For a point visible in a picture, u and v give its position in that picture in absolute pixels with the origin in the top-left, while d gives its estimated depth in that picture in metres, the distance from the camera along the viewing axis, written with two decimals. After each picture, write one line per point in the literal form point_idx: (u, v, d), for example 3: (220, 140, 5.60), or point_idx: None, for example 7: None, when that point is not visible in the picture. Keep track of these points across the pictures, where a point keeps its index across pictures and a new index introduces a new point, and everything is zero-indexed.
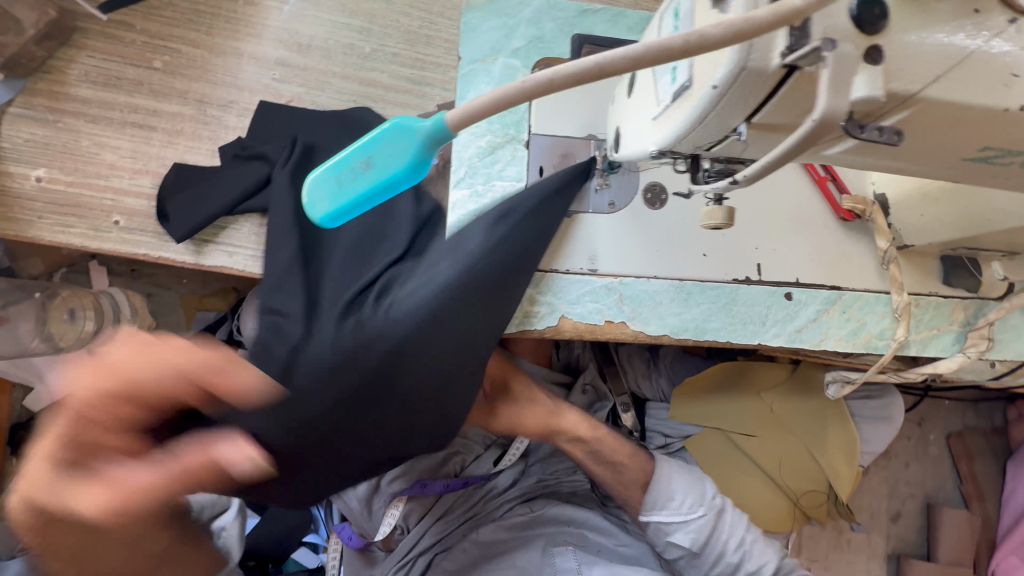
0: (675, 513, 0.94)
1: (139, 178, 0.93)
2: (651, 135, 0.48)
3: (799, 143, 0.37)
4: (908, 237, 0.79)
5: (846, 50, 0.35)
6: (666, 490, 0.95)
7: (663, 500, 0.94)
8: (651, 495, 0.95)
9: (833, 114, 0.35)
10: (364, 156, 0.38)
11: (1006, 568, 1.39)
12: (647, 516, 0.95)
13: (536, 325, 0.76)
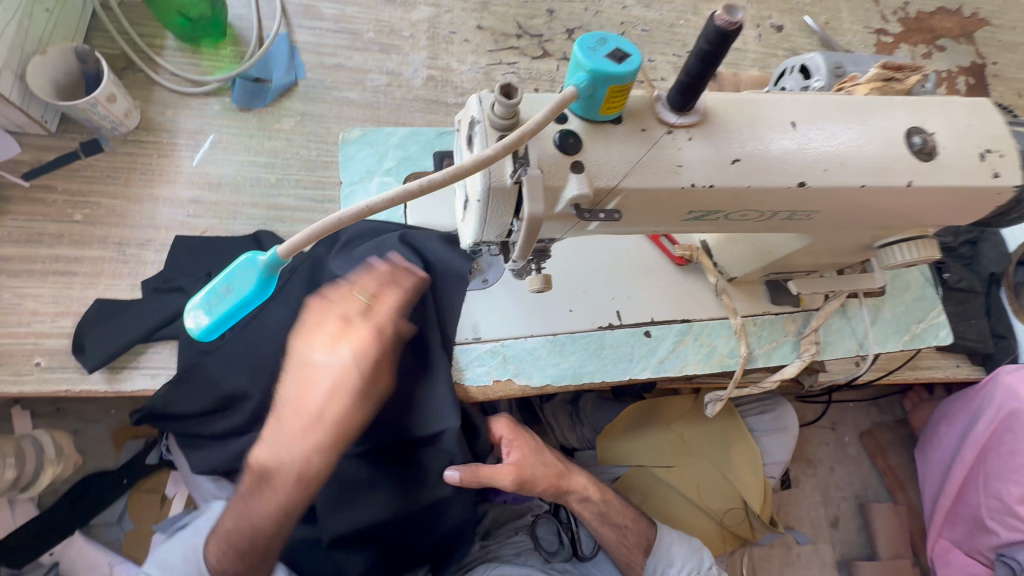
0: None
1: (61, 320, 1.00)
2: (465, 232, 0.63)
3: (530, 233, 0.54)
4: (732, 271, 0.98)
5: (549, 169, 0.52)
6: (667, 555, 1.01)
7: (665, 564, 1.01)
8: (651, 558, 1.00)
9: (533, 217, 0.52)
10: (225, 284, 0.51)
11: (940, 552, 1.50)
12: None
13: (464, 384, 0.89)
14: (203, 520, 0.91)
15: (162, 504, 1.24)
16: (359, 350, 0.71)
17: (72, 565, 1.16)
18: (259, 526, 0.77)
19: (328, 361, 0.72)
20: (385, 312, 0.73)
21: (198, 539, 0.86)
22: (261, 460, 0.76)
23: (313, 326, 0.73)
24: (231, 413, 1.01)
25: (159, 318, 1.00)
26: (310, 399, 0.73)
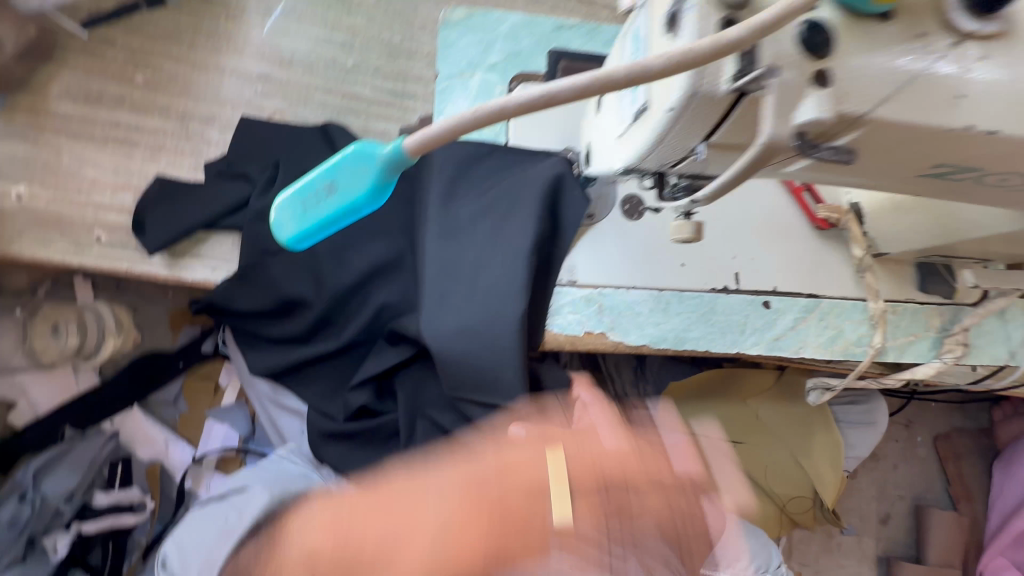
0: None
1: (122, 194, 0.93)
2: (617, 152, 0.48)
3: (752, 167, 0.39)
4: (884, 245, 0.81)
5: (791, 75, 0.36)
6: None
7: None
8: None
9: (776, 141, 0.37)
10: (327, 180, 0.39)
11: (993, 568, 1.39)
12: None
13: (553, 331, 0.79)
14: (235, 512, 0.90)
15: (216, 392, 1.25)
16: (469, 484, 0.50)
17: (131, 436, 1.20)
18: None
19: (428, 491, 0.51)
20: (519, 469, 0.52)
21: (220, 549, 0.85)
22: (285, 557, 0.53)
23: (443, 474, 0.53)
24: (292, 318, 0.96)
25: (221, 206, 0.92)
26: (376, 513, 0.50)
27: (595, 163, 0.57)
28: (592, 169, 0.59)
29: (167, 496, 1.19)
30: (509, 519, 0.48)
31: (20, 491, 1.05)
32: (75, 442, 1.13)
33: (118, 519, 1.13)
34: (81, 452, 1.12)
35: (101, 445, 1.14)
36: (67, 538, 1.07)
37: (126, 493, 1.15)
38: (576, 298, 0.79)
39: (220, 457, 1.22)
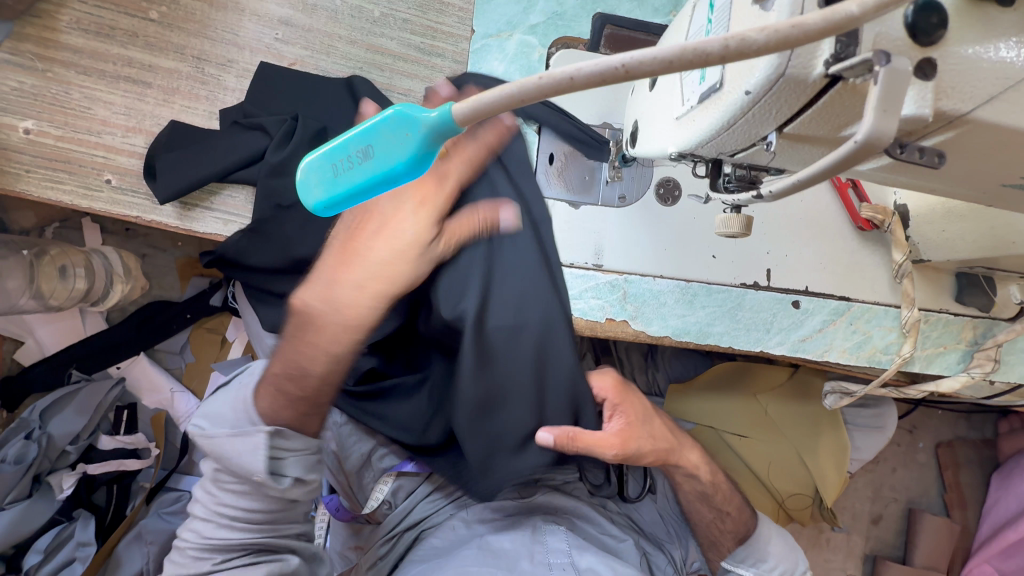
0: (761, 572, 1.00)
1: (132, 136, 0.89)
2: (672, 135, 0.45)
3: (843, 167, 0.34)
4: (926, 252, 0.77)
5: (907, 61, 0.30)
6: (762, 551, 1.01)
7: (754, 558, 1.00)
8: (743, 549, 1.00)
9: (881, 134, 0.30)
10: (363, 144, 0.37)
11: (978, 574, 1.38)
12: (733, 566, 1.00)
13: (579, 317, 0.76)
14: (245, 374, 0.71)
15: (223, 345, 1.24)
16: (422, 203, 0.64)
17: (137, 383, 1.20)
18: (308, 364, 0.65)
19: (388, 209, 0.64)
20: (456, 234, 0.67)
21: (247, 390, 0.67)
22: (309, 301, 0.66)
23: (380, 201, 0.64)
24: (302, 278, 0.93)
25: (234, 158, 0.88)
26: (365, 250, 0.65)
27: (640, 144, 0.53)
28: (637, 149, 0.55)
29: (172, 444, 1.21)
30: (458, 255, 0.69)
31: (26, 429, 1.06)
32: (82, 384, 1.13)
33: (123, 464, 1.12)
34: (87, 395, 1.12)
35: (107, 390, 1.14)
36: (73, 478, 1.08)
37: (131, 438, 1.14)
38: (604, 284, 0.76)
39: None
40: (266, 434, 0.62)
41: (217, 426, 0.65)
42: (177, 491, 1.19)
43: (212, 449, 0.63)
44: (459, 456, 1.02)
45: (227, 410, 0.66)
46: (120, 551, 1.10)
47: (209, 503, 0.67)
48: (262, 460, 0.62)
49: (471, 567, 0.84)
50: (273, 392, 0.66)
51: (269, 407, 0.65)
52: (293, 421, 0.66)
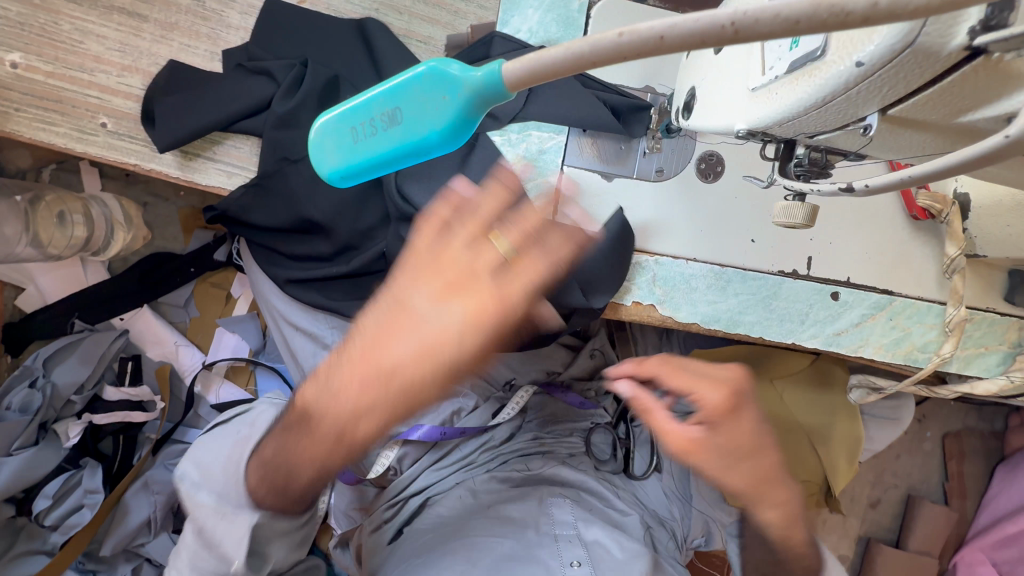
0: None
1: (128, 75, 0.82)
2: (742, 109, 0.38)
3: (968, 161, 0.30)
4: (983, 247, 0.70)
5: None
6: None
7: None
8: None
9: None
10: (388, 105, 0.34)
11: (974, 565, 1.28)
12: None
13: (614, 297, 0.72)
14: (246, 423, 0.71)
15: (227, 301, 1.22)
16: (473, 322, 0.54)
17: (141, 335, 1.18)
18: (298, 471, 0.62)
19: (431, 319, 0.54)
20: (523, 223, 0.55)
21: (241, 455, 0.67)
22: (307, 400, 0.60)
23: (428, 266, 0.55)
24: (312, 239, 0.88)
25: (237, 105, 0.81)
26: (391, 345, 0.55)
27: (694, 115, 0.47)
28: (689, 122, 0.48)
29: (177, 397, 1.19)
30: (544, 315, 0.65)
31: (30, 377, 1.05)
32: (86, 334, 1.10)
33: (129, 416, 1.12)
34: (91, 346, 1.10)
35: (111, 341, 1.11)
36: (79, 426, 1.07)
37: (136, 390, 1.12)
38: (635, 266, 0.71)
39: (230, 365, 1.21)
40: (251, 519, 0.63)
41: (204, 491, 0.66)
42: (183, 444, 1.18)
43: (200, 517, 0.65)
44: (465, 427, 0.98)
45: (215, 471, 0.67)
46: (128, 498, 1.12)
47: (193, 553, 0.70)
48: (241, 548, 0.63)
49: (478, 536, 0.81)
50: (261, 473, 0.64)
51: (255, 487, 0.64)
52: (276, 505, 0.65)
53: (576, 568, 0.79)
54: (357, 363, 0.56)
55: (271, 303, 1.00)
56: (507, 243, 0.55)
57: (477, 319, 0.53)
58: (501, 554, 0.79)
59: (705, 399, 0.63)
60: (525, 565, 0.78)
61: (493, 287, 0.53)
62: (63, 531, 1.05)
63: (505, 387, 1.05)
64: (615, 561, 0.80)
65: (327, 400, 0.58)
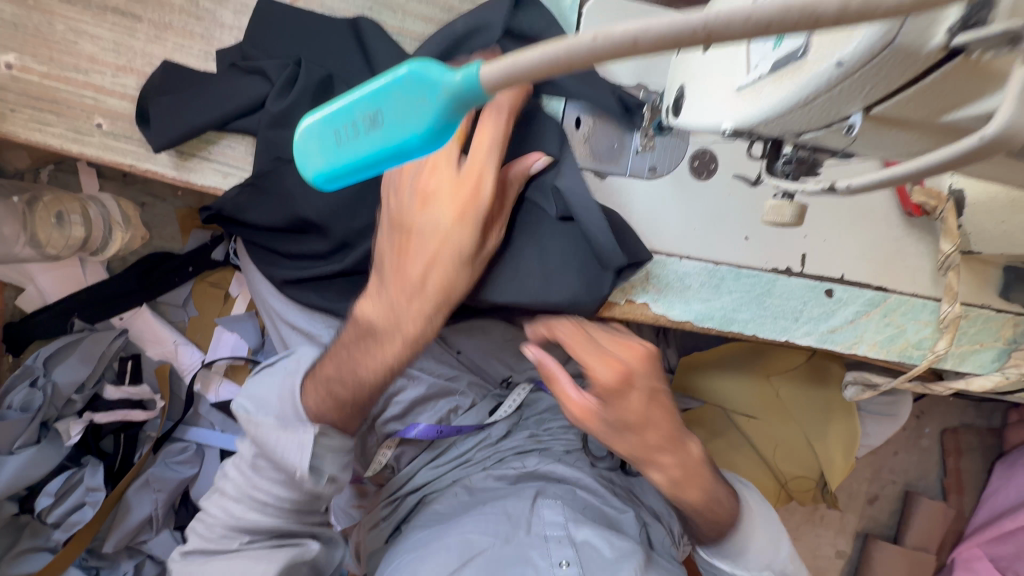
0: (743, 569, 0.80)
1: (122, 76, 0.82)
2: (728, 108, 0.38)
3: (945, 164, 0.31)
4: (978, 244, 0.70)
5: None
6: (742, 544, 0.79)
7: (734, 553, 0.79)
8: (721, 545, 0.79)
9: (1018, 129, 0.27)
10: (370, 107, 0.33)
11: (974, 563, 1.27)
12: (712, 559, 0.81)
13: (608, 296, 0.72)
14: (291, 359, 0.77)
15: (226, 300, 1.23)
16: (457, 218, 0.62)
17: (140, 334, 1.18)
18: (361, 375, 0.69)
19: (424, 224, 0.63)
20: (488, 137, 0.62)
21: (293, 383, 0.73)
22: (370, 318, 0.68)
23: (419, 198, 0.63)
24: (308, 239, 0.88)
25: (231, 104, 0.81)
26: (411, 264, 0.64)
27: (683, 114, 0.47)
28: (678, 121, 0.48)
29: (177, 396, 1.20)
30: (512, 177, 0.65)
31: (31, 377, 1.05)
32: (85, 334, 1.11)
33: (129, 414, 1.13)
34: (90, 345, 1.10)
35: (110, 340, 1.12)
36: (81, 424, 1.08)
37: (136, 389, 1.13)
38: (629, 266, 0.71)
39: (229, 364, 1.22)
40: (314, 431, 0.69)
41: (263, 415, 0.71)
42: (183, 442, 1.21)
43: (261, 437, 0.70)
44: (462, 424, 0.98)
45: (273, 399, 0.73)
46: (130, 496, 1.13)
47: (244, 484, 0.74)
48: (305, 458, 0.69)
49: (472, 533, 0.82)
50: (322, 392, 0.71)
51: (314, 404, 0.71)
52: (335, 419, 0.71)
53: (564, 567, 0.78)
54: (404, 275, 0.65)
55: (269, 302, 1.00)
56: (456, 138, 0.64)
57: (464, 208, 0.62)
58: (494, 552, 0.79)
59: (597, 374, 0.64)
60: (513, 567, 0.77)
61: (463, 174, 0.62)
62: (65, 529, 1.06)
63: (503, 383, 1.04)
64: (604, 560, 0.80)
65: (390, 314, 0.66)
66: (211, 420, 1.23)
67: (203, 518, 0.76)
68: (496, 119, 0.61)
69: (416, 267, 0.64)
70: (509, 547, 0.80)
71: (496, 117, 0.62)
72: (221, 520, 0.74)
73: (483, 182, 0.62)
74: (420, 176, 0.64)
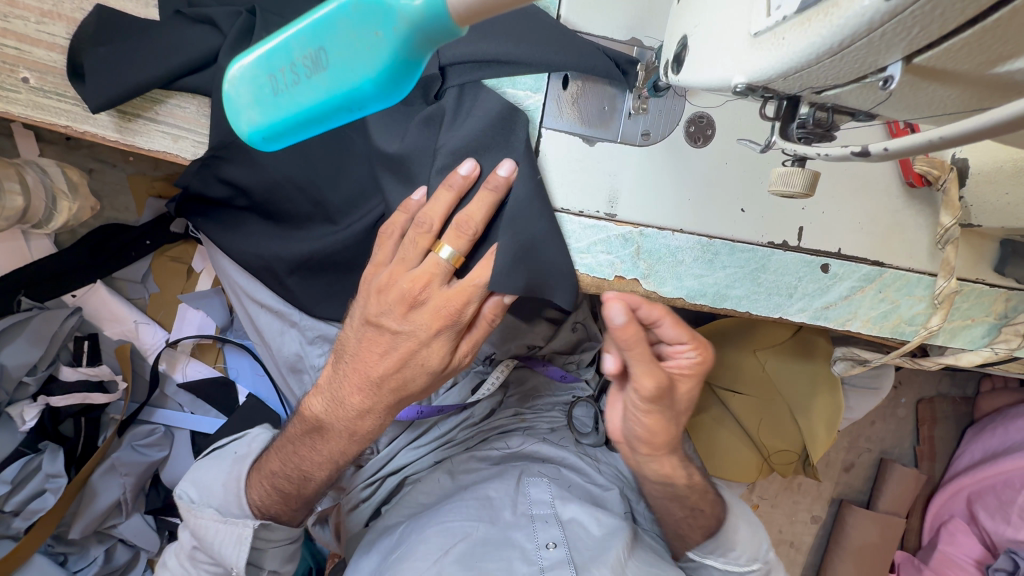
0: (731, 564, 0.84)
1: (49, 22, 0.72)
2: (742, 59, 0.34)
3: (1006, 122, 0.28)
4: (978, 216, 0.67)
5: None
6: (730, 539, 0.84)
7: (724, 548, 0.84)
8: (712, 542, 0.84)
9: None
10: (314, 47, 0.35)
11: (950, 529, 1.29)
12: (698, 557, 0.85)
13: (598, 273, 0.67)
14: (242, 444, 0.83)
15: (189, 276, 1.15)
16: (436, 331, 0.64)
17: (97, 312, 1.11)
18: (313, 473, 0.75)
19: (401, 334, 0.64)
20: (477, 219, 0.61)
21: (239, 471, 0.79)
22: (318, 413, 0.72)
23: (383, 291, 0.64)
24: (272, 209, 0.82)
25: (174, 56, 0.72)
26: (376, 363, 0.66)
27: (686, 69, 0.41)
28: (679, 77, 0.42)
29: (141, 377, 1.15)
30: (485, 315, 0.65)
31: None
32: (34, 312, 1.02)
33: (88, 397, 1.05)
34: (41, 326, 1.01)
35: (63, 319, 1.04)
36: (35, 409, 1.01)
37: (95, 370, 1.06)
38: (623, 239, 0.67)
39: (196, 343, 1.16)
40: (253, 526, 0.73)
41: (206, 504, 0.76)
42: (150, 424, 1.15)
43: (200, 529, 0.74)
44: (443, 405, 0.95)
45: (218, 487, 0.78)
46: (96, 481, 1.07)
47: (183, 574, 0.78)
48: (244, 551, 0.73)
49: (453, 521, 0.79)
50: (269, 485, 0.76)
51: (258, 498, 0.76)
52: (279, 512, 0.77)
53: (551, 549, 0.77)
54: (361, 369, 0.67)
55: (232, 278, 0.93)
56: (455, 252, 0.62)
57: (440, 321, 0.63)
58: (475, 539, 0.77)
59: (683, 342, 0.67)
60: (501, 550, 0.76)
61: (451, 290, 0.62)
62: (25, 517, 1.00)
63: (486, 360, 0.98)
64: (593, 538, 0.80)
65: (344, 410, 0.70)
66: (178, 402, 1.17)
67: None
68: (496, 265, 0.61)
69: (377, 367, 0.66)
70: (493, 530, 0.79)
71: (495, 260, 0.60)
72: None
73: (470, 303, 0.62)
74: (387, 271, 0.64)
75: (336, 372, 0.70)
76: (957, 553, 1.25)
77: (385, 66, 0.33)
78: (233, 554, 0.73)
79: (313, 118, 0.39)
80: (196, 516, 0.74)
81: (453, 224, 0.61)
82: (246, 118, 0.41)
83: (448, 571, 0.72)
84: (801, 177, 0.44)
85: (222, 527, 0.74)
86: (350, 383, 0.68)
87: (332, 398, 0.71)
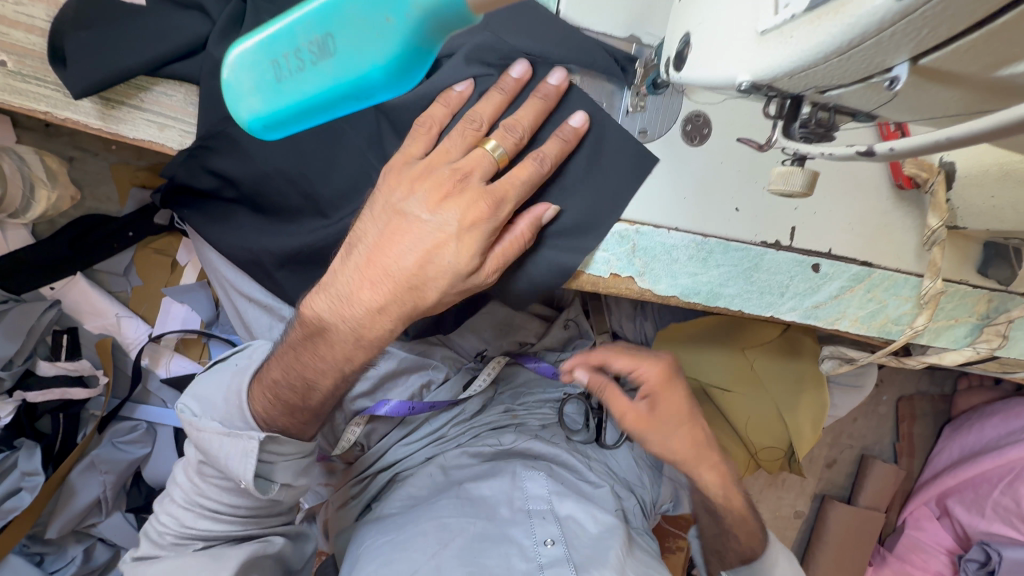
0: None
1: (27, 3, 0.69)
2: (747, 57, 0.33)
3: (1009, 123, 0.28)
4: (965, 219, 0.68)
5: None
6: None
7: None
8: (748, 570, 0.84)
9: None
10: (319, 33, 0.35)
11: (917, 517, 1.36)
12: None
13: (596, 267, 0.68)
14: (244, 356, 0.76)
15: (174, 269, 1.12)
16: (467, 225, 0.61)
17: (75, 306, 1.07)
18: (314, 373, 0.68)
19: (428, 225, 0.62)
20: (526, 124, 0.61)
21: (239, 382, 0.72)
22: (321, 311, 0.66)
23: (417, 180, 0.62)
24: (261, 203, 0.80)
25: (160, 42, 0.69)
26: (393, 257, 0.63)
27: (687, 66, 0.41)
28: (680, 74, 0.42)
29: (122, 372, 1.12)
30: (519, 231, 0.63)
31: None
32: (11, 305, 0.99)
33: (67, 392, 1.03)
34: (17, 320, 0.98)
35: (41, 312, 1.01)
36: (11, 404, 0.99)
37: (75, 364, 1.04)
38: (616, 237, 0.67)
39: (181, 338, 1.13)
40: (259, 438, 0.67)
41: (207, 417, 0.70)
42: (132, 420, 1.12)
43: (204, 442, 0.69)
44: (435, 401, 0.94)
45: (218, 398, 0.72)
46: (74, 479, 1.04)
47: (194, 490, 0.74)
48: (250, 465, 0.67)
49: (447, 518, 0.78)
50: (272, 395, 0.69)
51: (261, 409, 0.70)
52: (286, 426, 0.70)
53: (549, 546, 0.77)
54: (379, 263, 0.63)
55: (220, 273, 0.91)
56: (499, 149, 0.61)
57: (473, 223, 0.61)
58: (473, 534, 0.76)
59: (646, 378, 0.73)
60: (498, 546, 0.76)
61: (486, 187, 0.60)
62: None
63: (477, 356, 1.00)
64: (589, 537, 0.80)
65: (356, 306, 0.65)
66: (161, 397, 1.14)
67: (154, 525, 0.76)
68: (534, 170, 0.61)
69: (398, 261, 0.63)
70: (490, 526, 0.78)
71: (535, 166, 0.61)
72: (169, 528, 0.74)
73: (504, 205, 0.60)
74: (425, 160, 0.62)
75: (348, 261, 0.66)
76: (930, 542, 1.31)
77: (396, 53, 0.34)
78: (238, 472, 0.67)
79: (317, 106, 0.39)
80: (199, 427, 0.69)
81: (503, 127, 0.61)
82: (247, 105, 0.41)
83: (446, 565, 0.72)
84: (800, 176, 0.44)
85: (224, 439, 0.68)
86: (361, 272, 0.64)
87: (339, 292, 0.65)
